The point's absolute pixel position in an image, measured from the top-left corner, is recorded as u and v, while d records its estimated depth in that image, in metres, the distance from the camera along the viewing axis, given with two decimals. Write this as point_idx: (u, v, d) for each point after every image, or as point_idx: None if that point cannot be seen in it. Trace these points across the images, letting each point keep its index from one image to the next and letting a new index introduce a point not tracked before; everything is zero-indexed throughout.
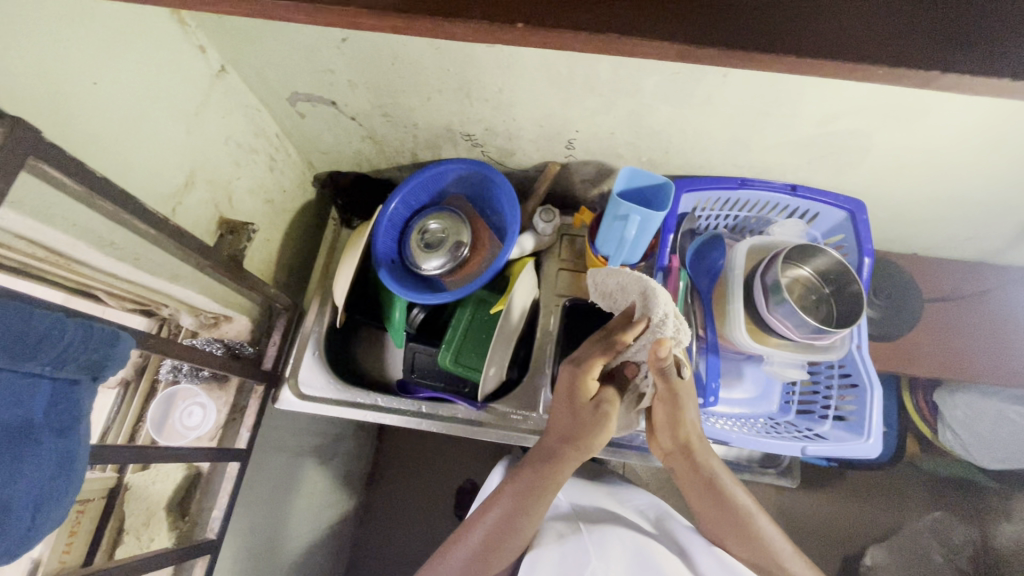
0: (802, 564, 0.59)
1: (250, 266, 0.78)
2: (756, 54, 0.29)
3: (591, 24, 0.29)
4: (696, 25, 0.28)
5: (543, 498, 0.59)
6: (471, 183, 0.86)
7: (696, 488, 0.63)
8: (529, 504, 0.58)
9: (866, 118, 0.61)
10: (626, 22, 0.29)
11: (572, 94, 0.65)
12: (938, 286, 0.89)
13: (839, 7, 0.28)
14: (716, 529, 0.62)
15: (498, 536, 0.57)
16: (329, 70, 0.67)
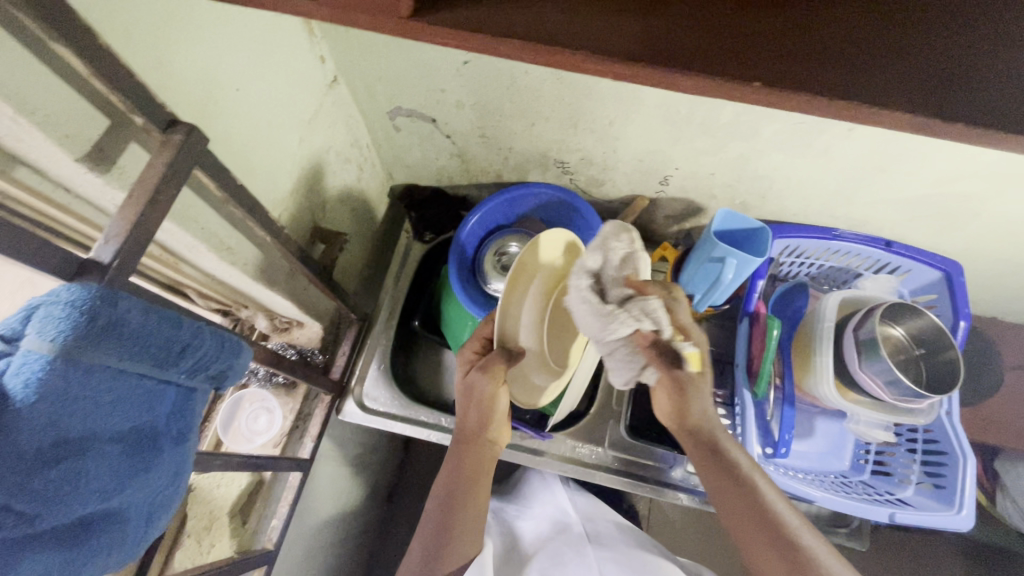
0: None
1: (336, 275, 0.78)
2: (1001, 133, 0.27)
3: (836, 90, 0.27)
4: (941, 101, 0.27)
5: (462, 490, 0.59)
6: (553, 210, 0.85)
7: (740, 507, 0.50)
8: (466, 490, 0.59)
9: (988, 185, 0.60)
10: (873, 90, 0.27)
11: (684, 134, 0.65)
12: (1019, 353, 0.87)
13: None
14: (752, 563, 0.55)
15: (445, 527, 0.57)
16: (441, 89, 0.66)
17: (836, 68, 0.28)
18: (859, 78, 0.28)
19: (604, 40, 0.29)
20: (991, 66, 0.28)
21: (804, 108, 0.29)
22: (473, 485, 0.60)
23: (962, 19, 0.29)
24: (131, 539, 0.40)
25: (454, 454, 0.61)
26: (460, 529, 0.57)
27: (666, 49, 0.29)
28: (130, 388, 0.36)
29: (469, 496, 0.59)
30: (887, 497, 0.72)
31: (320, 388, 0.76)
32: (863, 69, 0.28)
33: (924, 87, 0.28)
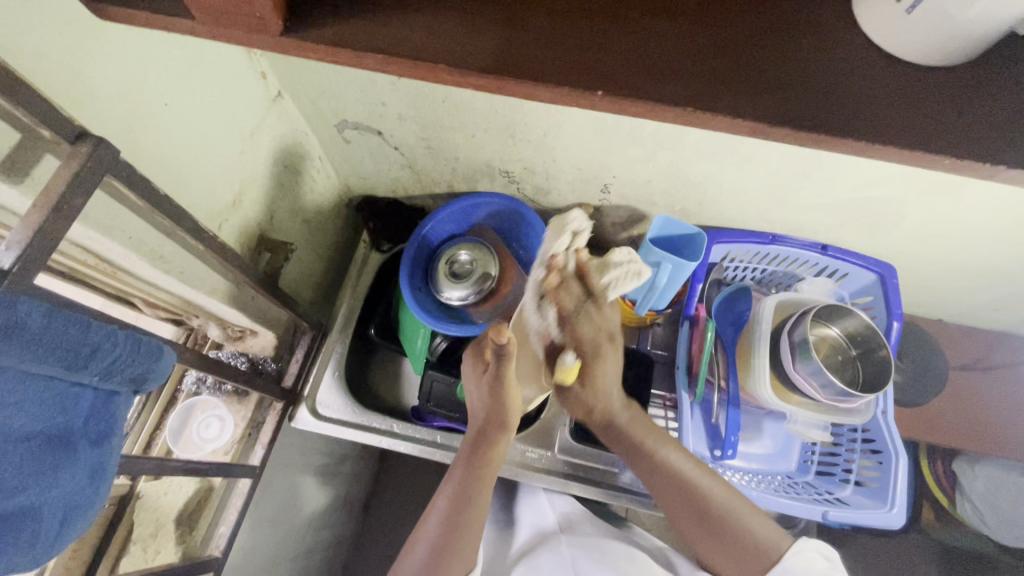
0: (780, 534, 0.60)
1: (282, 285, 0.79)
2: (828, 136, 0.29)
3: (673, 97, 0.29)
4: (770, 106, 0.29)
5: (474, 493, 0.60)
6: (503, 219, 0.87)
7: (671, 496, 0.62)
8: (475, 496, 0.59)
9: (904, 189, 0.62)
10: (709, 97, 0.29)
11: (614, 144, 0.67)
12: (963, 353, 0.88)
13: (898, 107, 0.30)
14: (685, 521, 0.62)
15: (450, 535, 0.58)
16: (381, 103, 0.69)
17: (675, 77, 0.30)
18: (696, 86, 0.30)
19: (462, 54, 0.31)
20: (821, 74, 0.30)
21: (650, 114, 0.31)
22: (481, 491, 0.60)
23: (799, 31, 0.31)
24: (43, 538, 0.40)
25: (468, 460, 0.61)
26: (464, 536, 0.58)
27: (520, 59, 0.30)
28: (35, 387, 0.37)
29: (477, 506, 0.59)
30: (829, 496, 0.74)
31: (269, 394, 0.76)
32: (699, 79, 0.30)
33: (761, 93, 0.30)
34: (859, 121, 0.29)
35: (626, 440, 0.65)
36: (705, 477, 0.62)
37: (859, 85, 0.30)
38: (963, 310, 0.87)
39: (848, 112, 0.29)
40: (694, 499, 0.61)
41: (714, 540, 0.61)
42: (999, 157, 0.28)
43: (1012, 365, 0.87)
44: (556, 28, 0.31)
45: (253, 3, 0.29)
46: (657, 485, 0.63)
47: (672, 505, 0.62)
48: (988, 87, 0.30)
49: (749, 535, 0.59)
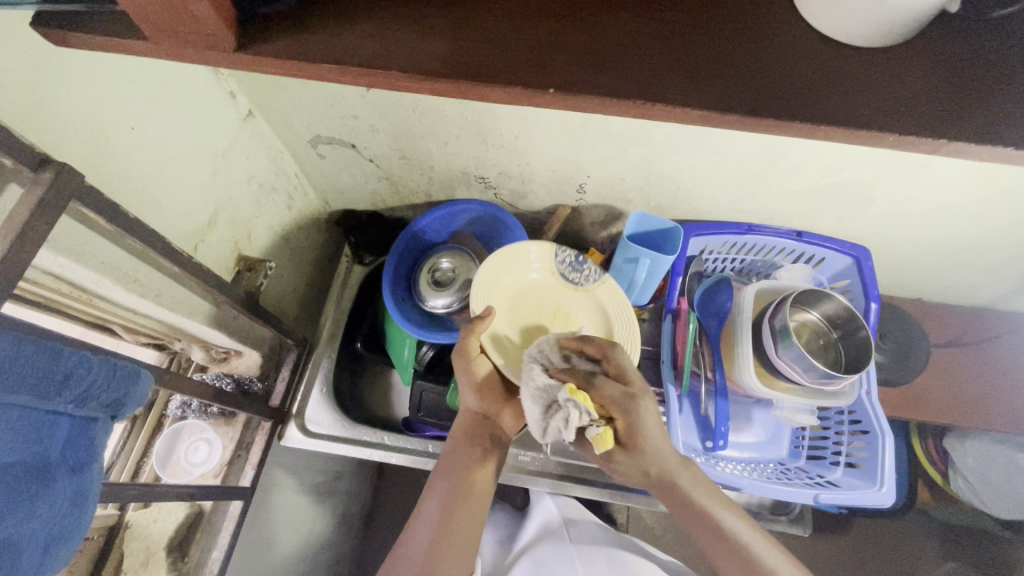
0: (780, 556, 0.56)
1: (264, 302, 0.79)
2: (780, 121, 0.30)
3: (625, 91, 0.30)
4: (717, 96, 0.30)
5: (470, 488, 0.60)
6: (482, 224, 0.88)
7: (694, 524, 0.58)
8: (467, 491, 0.60)
9: (870, 171, 0.63)
10: (658, 89, 0.30)
11: (585, 143, 0.68)
12: (944, 331, 0.90)
13: (839, 90, 0.30)
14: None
15: (449, 523, 0.57)
16: (353, 116, 0.69)
17: (628, 73, 0.30)
18: (646, 79, 0.30)
19: (413, 59, 0.31)
20: (769, 63, 0.31)
21: (602, 108, 0.31)
22: (480, 475, 0.61)
23: (746, 23, 0.32)
24: (24, 570, 0.39)
25: (463, 449, 0.63)
26: (466, 514, 0.58)
27: (470, 64, 0.31)
28: (9, 418, 0.37)
29: (477, 488, 0.60)
30: (820, 480, 0.74)
31: (257, 415, 0.76)
32: (649, 72, 0.30)
33: (713, 84, 0.30)
34: (806, 105, 0.30)
35: (665, 487, 0.59)
36: (731, 515, 0.58)
37: (804, 69, 0.31)
38: (941, 288, 0.88)
39: (796, 96, 0.30)
40: (713, 529, 0.57)
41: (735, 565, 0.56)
42: (943, 131, 0.29)
43: (993, 338, 0.89)
44: (507, 30, 0.32)
45: (205, 21, 0.30)
46: (687, 524, 0.59)
47: (699, 534, 0.58)
48: (928, 66, 0.31)
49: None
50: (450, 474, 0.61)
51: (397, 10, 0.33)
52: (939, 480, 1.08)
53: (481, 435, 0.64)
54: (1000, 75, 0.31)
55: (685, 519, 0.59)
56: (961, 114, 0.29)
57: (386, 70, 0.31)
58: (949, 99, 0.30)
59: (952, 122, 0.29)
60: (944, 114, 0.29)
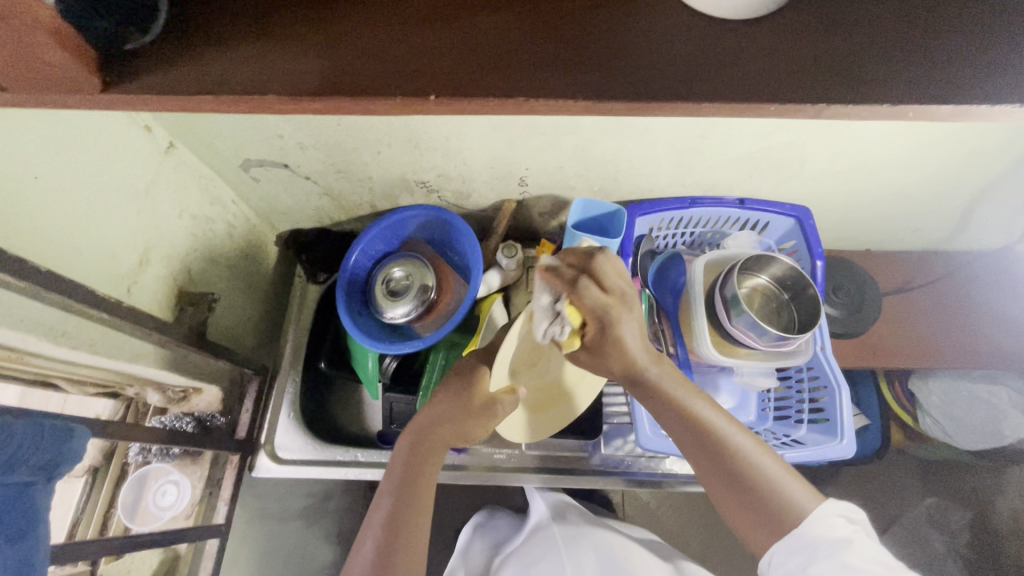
0: (805, 490, 0.51)
1: (212, 335, 0.76)
2: (661, 100, 0.29)
3: (516, 90, 0.30)
4: (597, 84, 0.30)
5: (417, 497, 0.56)
6: (432, 229, 0.86)
7: (699, 451, 0.54)
8: (411, 499, 0.56)
9: (795, 134, 0.64)
10: (534, 84, 0.30)
11: (516, 136, 0.67)
12: (895, 277, 0.92)
13: (716, 67, 0.30)
14: (745, 521, 0.52)
15: (392, 535, 0.54)
16: (278, 135, 0.68)
17: (505, 75, 0.30)
18: (525, 77, 0.30)
19: (286, 81, 0.30)
20: (649, 43, 0.31)
21: (489, 108, 0.30)
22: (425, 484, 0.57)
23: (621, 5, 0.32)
24: None
25: (410, 457, 0.58)
26: (412, 524, 0.55)
27: (350, 77, 0.30)
28: None
29: (421, 494, 0.56)
30: (786, 439, 0.76)
31: (223, 449, 0.75)
32: (531, 69, 0.30)
33: (590, 68, 0.30)
34: (682, 82, 0.30)
35: (660, 397, 0.55)
36: (741, 436, 0.54)
37: (686, 50, 0.31)
38: (888, 237, 0.90)
39: (672, 75, 0.30)
40: (721, 454, 0.53)
41: (746, 502, 0.51)
42: (821, 95, 0.29)
43: (941, 279, 0.91)
44: (385, 38, 0.31)
45: (57, 64, 0.28)
46: (691, 453, 0.55)
47: (701, 463, 0.54)
48: (806, 33, 0.31)
49: (785, 500, 0.50)
50: (395, 481, 0.57)
51: (269, 31, 0.32)
52: (909, 421, 1.11)
53: (431, 448, 0.59)
54: (876, 31, 0.31)
55: (691, 448, 0.54)
56: (838, 76, 0.30)
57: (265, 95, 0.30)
58: (822, 60, 0.30)
59: (831, 85, 0.29)
60: (820, 76, 0.30)
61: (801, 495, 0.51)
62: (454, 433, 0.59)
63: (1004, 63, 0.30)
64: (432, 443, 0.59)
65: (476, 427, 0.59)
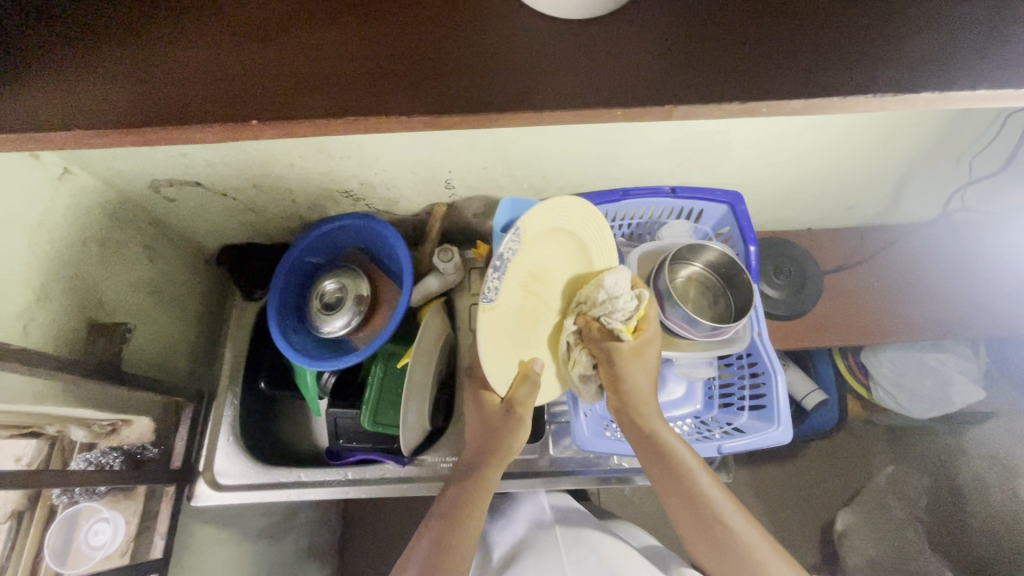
0: (779, 563, 0.56)
1: (126, 364, 0.73)
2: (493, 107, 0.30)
3: (356, 103, 0.31)
4: (426, 94, 0.31)
5: (468, 516, 0.61)
6: (365, 238, 0.84)
7: (687, 514, 0.59)
8: (463, 519, 0.61)
9: (713, 121, 0.63)
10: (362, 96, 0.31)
11: (431, 140, 0.65)
12: (837, 255, 0.92)
13: (543, 64, 0.31)
14: (709, 563, 0.60)
15: (439, 554, 0.59)
16: (180, 152, 0.64)
17: (336, 84, 0.31)
18: (356, 88, 0.31)
19: (132, 109, 0.32)
20: (490, 47, 0.32)
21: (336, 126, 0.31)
22: (476, 506, 0.62)
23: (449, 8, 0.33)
24: None
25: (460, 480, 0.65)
26: (458, 544, 0.59)
27: (190, 102, 0.32)
28: None
29: (472, 516, 0.61)
30: (728, 427, 0.76)
31: (156, 482, 0.73)
32: (360, 82, 0.31)
33: (419, 74, 0.31)
34: (519, 84, 0.31)
35: (661, 465, 0.59)
36: (733, 513, 0.58)
37: (513, 42, 0.32)
38: (826, 216, 0.90)
39: (507, 78, 0.31)
40: (706, 518, 0.58)
41: (719, 556, 0.58)
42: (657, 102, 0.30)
43: (880, 254, 0.92)
44: (229, 58, 0.33)
45: None
46: (676, 510, 0.60)
47: (685, 522, 0.59)
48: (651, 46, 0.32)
49: (753, 568, 0.56)
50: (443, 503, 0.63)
51: (133, 58, 0.33)
52: (863, 393, 1.12)
53: (483, 472, 0.64)
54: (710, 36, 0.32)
55: (687, 518, 0.59)
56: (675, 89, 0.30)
57: (122, 124, 0.31)
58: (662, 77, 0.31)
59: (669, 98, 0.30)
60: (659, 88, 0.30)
61: (773, 564, 0.56)
62: (498, 455, 0.64)
63: (821, 65, 0.31)
64: (483, 467, 0.64)
65: (507, 443, 0.64)
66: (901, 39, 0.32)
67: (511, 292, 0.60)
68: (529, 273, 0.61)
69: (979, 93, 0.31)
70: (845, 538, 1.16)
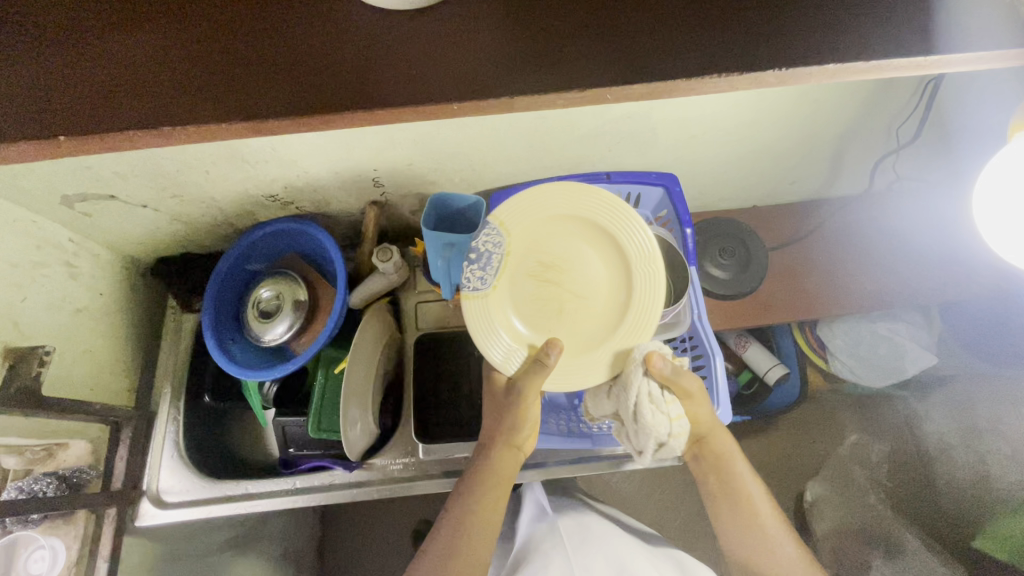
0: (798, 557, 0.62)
1: (48, 391, 0.69)
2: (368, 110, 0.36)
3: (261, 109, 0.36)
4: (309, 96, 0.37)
5: (485, 500, 0.62)
6: (300, 242, 0.82)
7: (720, 499, 0.64)
8: (479, 501, 0.61)
9: (633, 105, 0.61)
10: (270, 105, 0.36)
11: (348, 139, 0.63)
12: (781, 231, 0.92)
13: (401, 73, 0.37)
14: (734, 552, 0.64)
15: (461, 532, 0.60)
16: (85, 166, 0.62)
17: (243, 93, 0.37)
18: (260, 96, 0.37)
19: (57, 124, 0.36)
20: (363, 59, 0.37)
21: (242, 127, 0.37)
22: (491, 491, 0.62)
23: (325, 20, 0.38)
24: None
25: (477, 464, 0.65)
26: (478, 526, 0.60)
27: (113, 116, 0.37)
28: None
29: (489, 502, 0.62)
30: None
31: (94, 505, 0.71)
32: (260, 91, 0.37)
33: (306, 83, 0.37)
34: (382, 89, 0.36)
35: (711, 454, 0.63)
36: (765, 504, 0.63)
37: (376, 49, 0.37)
38: (769, 191, 0.90)
39: (383, 77, 0.37)
40: (738, 504, 0.63)
41: (748, 546, 0.63)
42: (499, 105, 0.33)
43: (823, 227, 0.92)
44: (144, 73, 0.37)
45: None
46: (715, 499, 0.65)
47: (720, 509, 0.65)
48: None
49: (775, 555, 0.62)
50: (464, 486, 0.63)
51: (17, 64, 0.37)
52: (821, 365, 1.13)
53: (499, 456, 0.64)
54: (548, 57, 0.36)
55: (721, 503, 0.64)
56: None
57: (57, 133, 0.36)
58: None
59: None
60: None
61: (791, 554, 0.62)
62: (516, 438, 0.65)
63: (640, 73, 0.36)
64: (502, 452, 0.65)
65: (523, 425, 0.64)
66: (712, 44, 0.37)
67: (515, 282, 0.58)
68: (538, 262, 0.59)
69: (781, 73, 0.36)
70: (815, 508, 1.10)
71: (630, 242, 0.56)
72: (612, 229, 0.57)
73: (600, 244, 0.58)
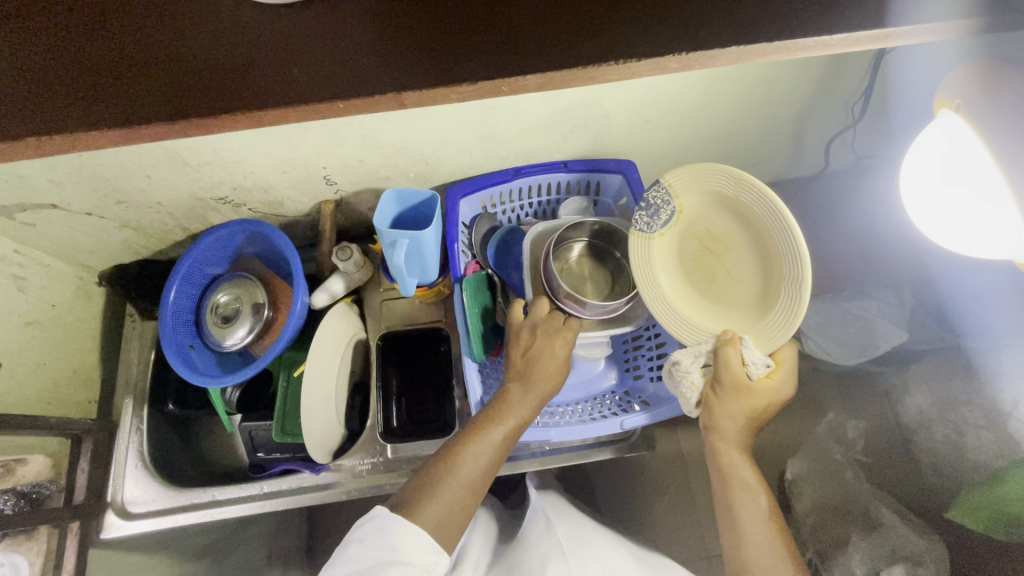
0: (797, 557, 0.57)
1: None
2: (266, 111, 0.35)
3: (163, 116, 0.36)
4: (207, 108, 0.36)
5: (498, 418, 0.62)
6: (257, 245, 0.81)
7: (725, 482, 0.62)
8: (495, 417, 0.62)
9: (578, 92, 0.60)
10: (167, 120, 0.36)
11: (290, 136, 0.61)
12: None
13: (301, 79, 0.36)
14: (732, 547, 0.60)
15: (471, 435, 0.60)
16: (17, 175, 0.60)
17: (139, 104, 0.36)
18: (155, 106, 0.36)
19: None
20: (262, 68, 0.36)
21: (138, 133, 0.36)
22: (505, 413, 0.62)
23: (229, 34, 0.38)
24: None
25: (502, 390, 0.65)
26: (488, 435, 0.60)
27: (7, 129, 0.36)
28: None
29: (502, 420, 0.62)
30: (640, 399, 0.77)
31: (54, 521, 0.69)
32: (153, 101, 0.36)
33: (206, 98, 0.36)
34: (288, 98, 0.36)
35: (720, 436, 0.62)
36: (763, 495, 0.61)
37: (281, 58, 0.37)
38: None
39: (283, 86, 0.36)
40: (742, 486, 0.61)
41: (749, 532, 0.59)
42: None
43: None
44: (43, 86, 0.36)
45: None
46: (720, 484, 0.62)
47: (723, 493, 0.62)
48: None
49: (774, 546, 0.58)
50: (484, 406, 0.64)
51: None
52: None
53: (523, 382, 0.65)
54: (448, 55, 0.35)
55: (728, 483, 0.61)
56: None
57: None
58: None
59: None
60: None
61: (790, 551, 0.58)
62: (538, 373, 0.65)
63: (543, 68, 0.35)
64: (527, 383, 0.64)
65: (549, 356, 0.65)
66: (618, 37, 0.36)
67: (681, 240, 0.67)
68: (707, 230, 0.65)
69: (684, 57, 0.35)
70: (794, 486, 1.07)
71: (779, 248, 0.56)
72: (759, 222, 0.59)
73: (757, 240, 0.60)
